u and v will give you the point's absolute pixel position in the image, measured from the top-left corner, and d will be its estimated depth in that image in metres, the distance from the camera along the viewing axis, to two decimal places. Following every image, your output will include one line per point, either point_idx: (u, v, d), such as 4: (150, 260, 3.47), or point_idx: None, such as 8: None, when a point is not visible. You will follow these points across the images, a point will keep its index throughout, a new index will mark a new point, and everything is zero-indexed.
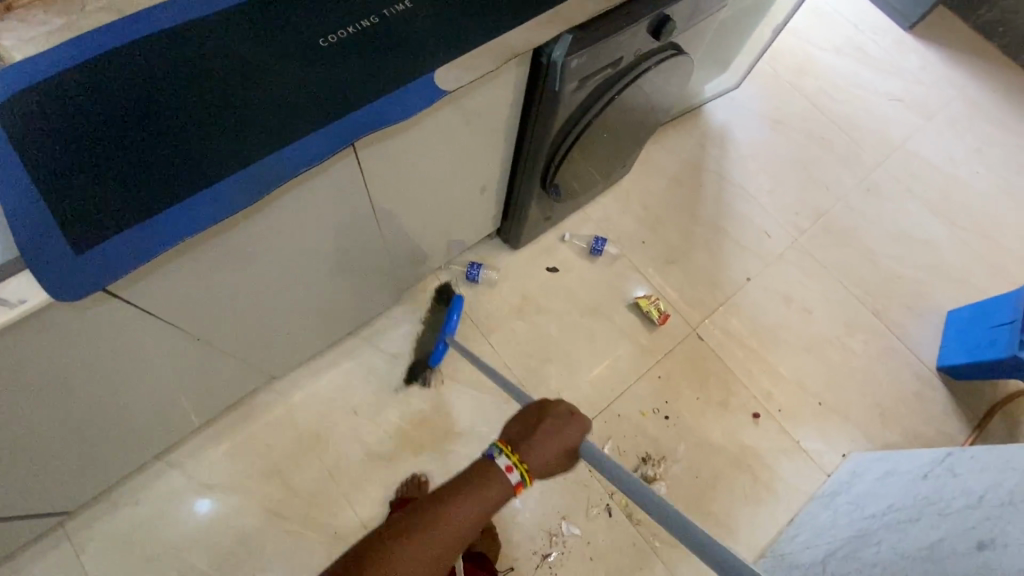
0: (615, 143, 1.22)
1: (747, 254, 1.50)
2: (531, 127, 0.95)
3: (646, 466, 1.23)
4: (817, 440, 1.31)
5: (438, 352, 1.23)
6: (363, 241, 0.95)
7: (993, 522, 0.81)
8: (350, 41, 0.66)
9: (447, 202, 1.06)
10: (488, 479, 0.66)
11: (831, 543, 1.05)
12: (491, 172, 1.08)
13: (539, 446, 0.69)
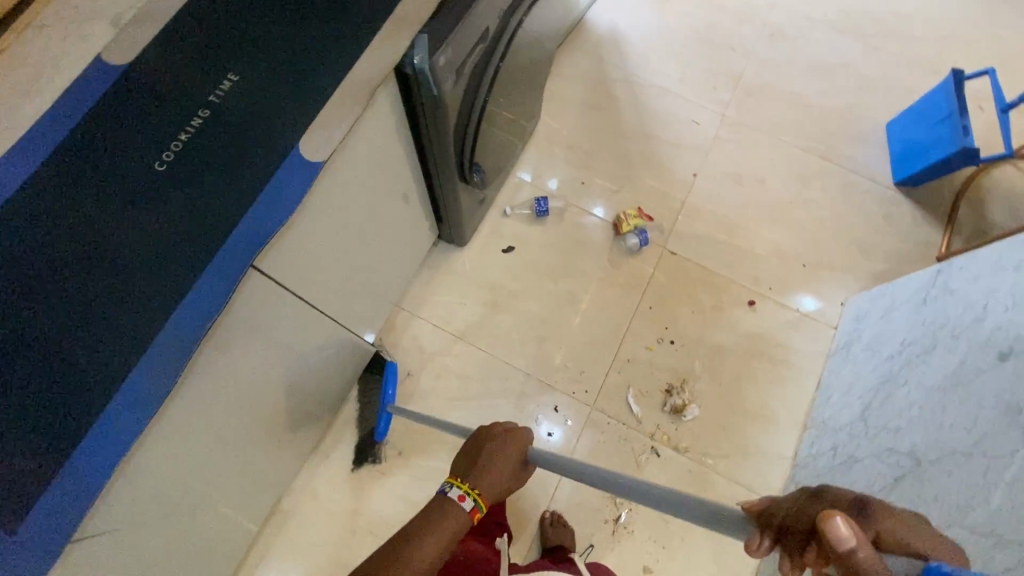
0: (514, 102, 1.14)
1: (685, 150, 1.46)
2: (426, 135, 0.87)
3: (672, 396, 1.23)
4: (814, 300, 1.33)
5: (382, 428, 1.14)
6: (312, 323, 0.87)
7: (1004, 329, 0.84)
8: (191, 152, 0.55)
9: (376, 240, 0.98)
10: (444, 514, 0.72)
11: (863, 396, 1.09)
12: (406, 191, 0.99)
13: (484, 469, 0.75)
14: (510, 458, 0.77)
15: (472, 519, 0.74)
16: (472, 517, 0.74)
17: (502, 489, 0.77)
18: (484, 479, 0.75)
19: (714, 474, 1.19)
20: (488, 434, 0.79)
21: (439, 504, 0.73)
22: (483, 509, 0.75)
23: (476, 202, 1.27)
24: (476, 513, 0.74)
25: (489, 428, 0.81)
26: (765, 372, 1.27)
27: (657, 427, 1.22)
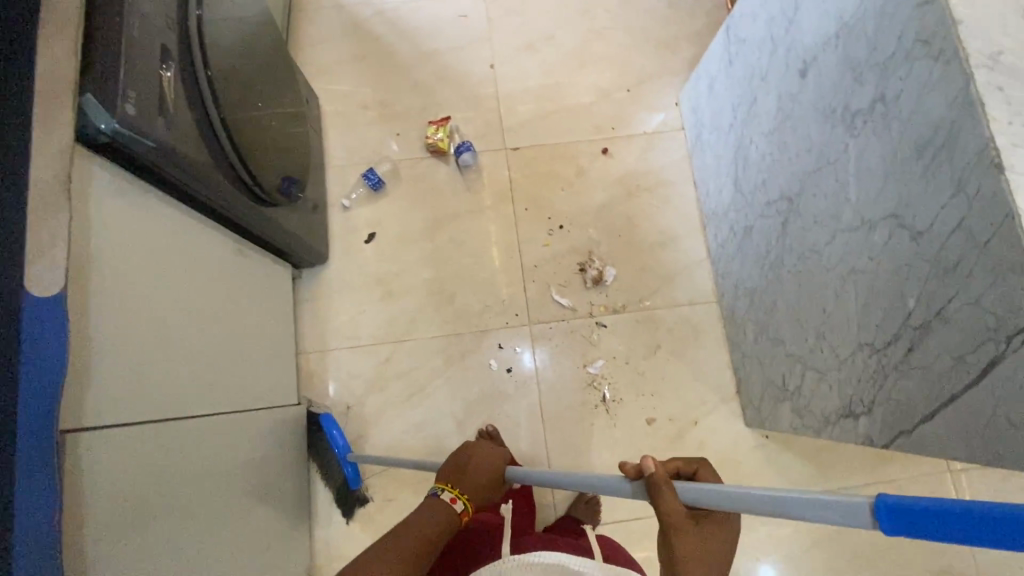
0: (272, 98, 1.03)
1: (470, 46, 1.38)
2: (189, 190, 0.77)
3: (587, 270, 1.25)
4: (654, 114, 1.35)
5: (350, 471, 1.11)
6: (216, 428, 0.80)
7: (795, 46, 0.88)
8: None
9: (227, 313, 0.89)
10: (435, 508, 0.85)
11: (729, 173, 1.14)
12: (221, 248, 0.89)
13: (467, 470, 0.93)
14: (490, 457, 0.95)
15: (464, 518, 0.87)
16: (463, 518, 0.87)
17: (489, 487, 0.92)
18: (473, 478, 0.92)
19: (657, 311, 1.25)
20: (474, 446, 0.99)
21: (438, 502, 0.86)
22: (470, 512, 0.88)
23: (305, 212, 1.17)
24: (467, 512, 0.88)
25: (474, 442, 1.01)
26: (650, 201, 1.31)
27: (591, 303, 1.25)
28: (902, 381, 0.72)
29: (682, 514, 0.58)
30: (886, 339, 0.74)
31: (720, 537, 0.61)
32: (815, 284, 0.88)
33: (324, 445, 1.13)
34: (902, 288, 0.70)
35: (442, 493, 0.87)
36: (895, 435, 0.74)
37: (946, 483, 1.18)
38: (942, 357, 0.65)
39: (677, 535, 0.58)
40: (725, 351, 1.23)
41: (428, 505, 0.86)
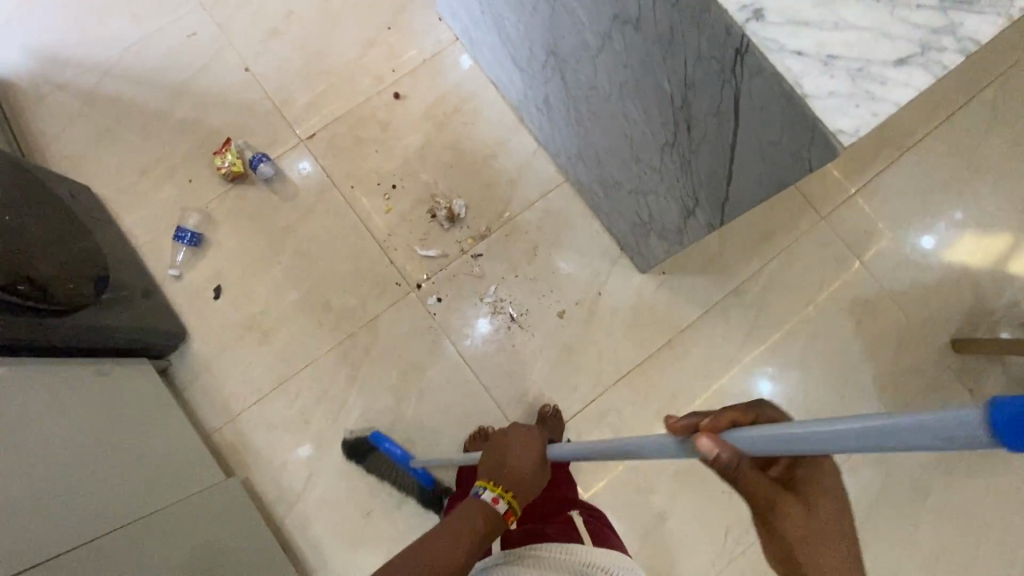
0: (32, 200, 0.93)
1: (214, 62, 1.29)
2: None
3: (438, 213, 1.23)
4: (423, 37, 1.31)
5: (421, 474, 1.13)
6: (101, 555, 0.76)
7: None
8: None
9: (65, 441, 0.83)
10: (475, 513, 0.73)
11: (506, 57, 1.13)
12: (27, 381, 0.82)
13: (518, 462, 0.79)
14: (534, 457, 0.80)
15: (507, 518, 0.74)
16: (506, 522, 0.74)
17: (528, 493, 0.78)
18: (518, 480, 0.78)
19: (519, 217, 1.25)
20: (517, 437, 0.84)
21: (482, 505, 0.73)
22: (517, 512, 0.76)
23: (130, 300, 1.08)
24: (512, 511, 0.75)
25: (506, 428, 0.87)
26: (462, 119, 1.28)
27: (460, 240, 1.23)
28: (699, 159, 0.75)
29: (770, 491, 0.51)
30: (672, 130, 0.77)
31: (825, 502, 0.52)
32: (609, 116, 0.90)
33: (379, 463, 1.14)
34: (656, 78, 0.72)
35: (483, 493, 0.75)
36: (721, 208, 0.78)
37: (824, 229, 1.27)
38: (708, 119, 0.68)
39: (778, 511, 0.51)
40: (594, 218, 1.25)
41: (468, 507, 0.73)
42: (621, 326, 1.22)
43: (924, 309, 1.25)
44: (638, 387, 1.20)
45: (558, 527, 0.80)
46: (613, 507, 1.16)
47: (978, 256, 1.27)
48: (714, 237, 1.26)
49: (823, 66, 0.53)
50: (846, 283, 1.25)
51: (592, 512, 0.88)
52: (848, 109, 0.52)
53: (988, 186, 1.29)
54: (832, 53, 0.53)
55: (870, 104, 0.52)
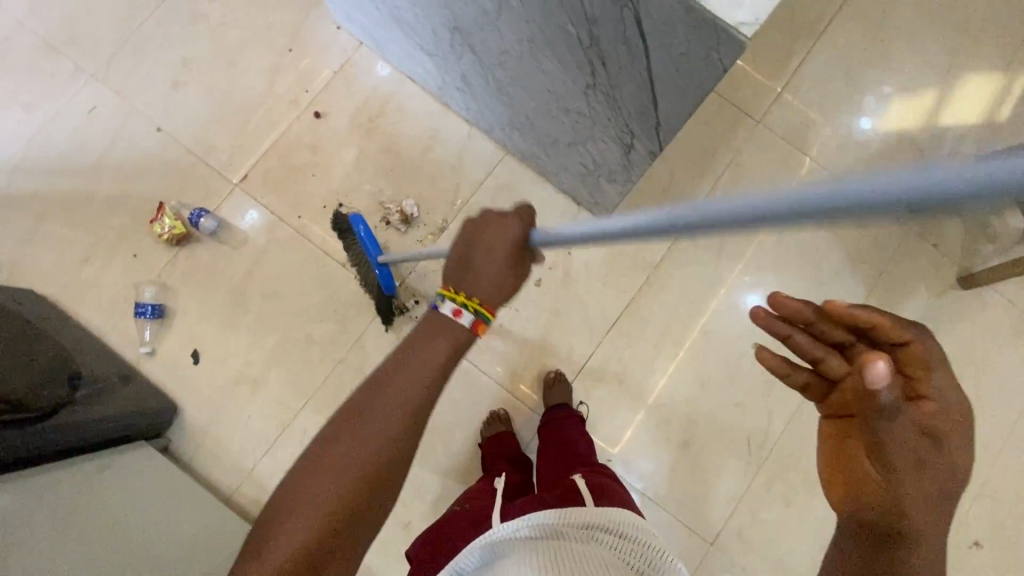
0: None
1: (124, 131, 1.25)
2: None
3: (392, 218, 1.21)
4: (327, 50, 1.28)
5: (385, 277, 1.12)
6: None
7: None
8: None
9: (85, 539, 0.81)
10: (436, 329, 0.73)
11: (413, 46, 1.11)
12: (27, 499, 0.80)
13: (483, 282, 0.74)
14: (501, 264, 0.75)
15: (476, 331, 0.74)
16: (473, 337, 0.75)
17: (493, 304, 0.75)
18: (480, 293, 0.74)
19: (471, 200, 1.24)
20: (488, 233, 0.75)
21: (447, 319, 0.72)
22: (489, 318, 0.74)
23: (108, 389, 1.05)
24: (478, 321, 0.74)
25: (478, 220, 0.77)
26: (389, 120, 1.26)
27: (420, 238, 1.22)
28: (623, 92, 0.76)
29: (902, 446, 0.51)
30: (589, 71, 0.77)
31: (948, 481, 0.52)
32: (527, 75, 0.90)
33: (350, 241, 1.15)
34: (560, 24, 0.72)
35: (448, 306, 0.73)
36: (656, 132, 0.80)
37: (763, 131, 1.29)
38: (619, 50, 0.69)
39: (899, 465, 0.51)
40: (543, 181, 1.25)
41: (425, 346, 0.71)
42: (598, 278, 1.24)
43: None
44: (630, 330, 1.22)
45: (560, 491, 0.70)
46: (638, 449, 1.19)
47: (910, 118, 1.31)
48: (662, 168, 1.28)
49: None
50: (797, 177, 1.28)
51: (605, 472, 0.82)
52: None
53: (901, 50, 1.33)
54: None
55: None
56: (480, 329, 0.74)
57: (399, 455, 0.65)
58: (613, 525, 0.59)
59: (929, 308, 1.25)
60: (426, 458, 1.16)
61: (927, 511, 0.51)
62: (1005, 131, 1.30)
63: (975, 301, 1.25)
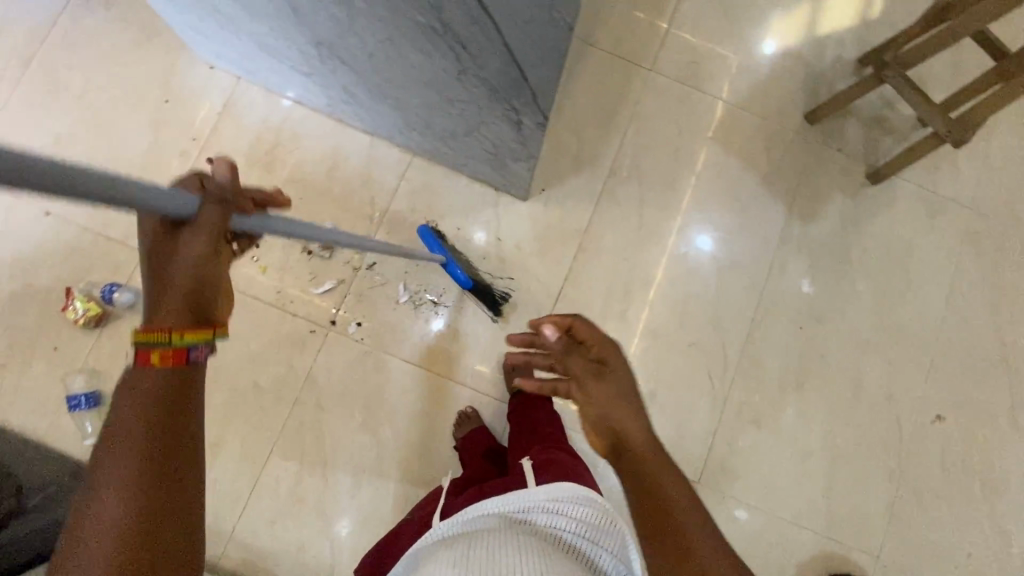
0: None
1: (10, 223, 1.18)
2: None
3: (313, 247, 1.18)
4: (205, 92, 1.24)
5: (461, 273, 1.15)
6: None
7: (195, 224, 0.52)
8: None
9: None
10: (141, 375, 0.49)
11: (288, 69, 1.08)
12: None
13: (166, 286, 0.52)
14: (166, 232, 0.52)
15: (155, 364, 0.49)
16: (179, 375, 0.50)
17: (182, 308, 0.52)
18: (161, 316, 0.51)
19: (389, 210, 1.22)
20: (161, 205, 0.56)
21: (129, 376, 0.49)
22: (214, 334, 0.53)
23: (59, 494, 1.01)
24: (153, 352, 0.49)
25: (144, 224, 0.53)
26: (286, 149, 1.23)
27: (347, 260, 1.19)
28: (491, 70, 0.76)
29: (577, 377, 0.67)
30: (454, 57, 0.76)
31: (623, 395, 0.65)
32: (401, 74, 0.88)
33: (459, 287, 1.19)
34: (409, 17, 0.71)
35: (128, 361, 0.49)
36: (535, 102, 0.80)
37: (657, 77, 1.31)
38: (472, 31, 0.68)
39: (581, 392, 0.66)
40: (456, 175, 1.24)
41: (129, 379, 0.49)
42: (532, 257, 1.24)
43: (770, 102, 1.32)
44: (575, 300, 1.23)
45: (509, 481, 0.72)
46: None
47: (789, 34, 1.35)
48: (569, 135, 1.28)
49: None
50: (699, 114, 1.31)
51: (562, 449, 0.83)
52: None
53: None
54: None
55: None
56: (161, 360, 0.49)
57: (179, 497, 0.46)
58: (540, 502, 0.59)
59: (847, 210, 1.30)
60: (405, 474, 1.14)
61: (620, 412, 0.63)
62: (878, 27, 1.36)
63: (887, 193, 1.31)
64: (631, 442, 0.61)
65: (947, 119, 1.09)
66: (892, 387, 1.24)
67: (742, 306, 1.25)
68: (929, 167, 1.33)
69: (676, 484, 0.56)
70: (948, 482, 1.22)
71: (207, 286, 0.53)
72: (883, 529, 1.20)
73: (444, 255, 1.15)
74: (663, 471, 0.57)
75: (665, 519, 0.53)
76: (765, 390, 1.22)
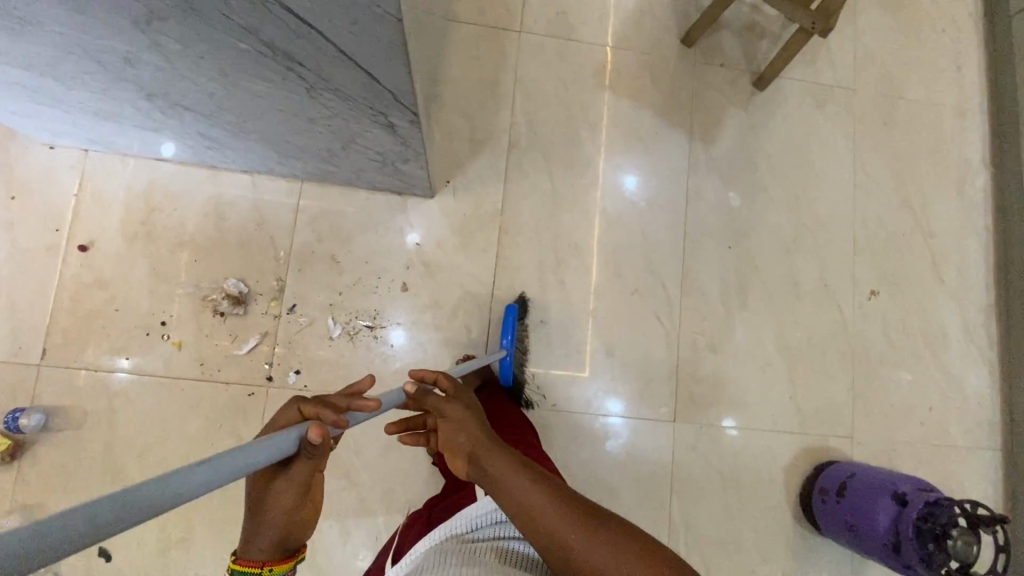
0: None
1: None
2: None
3: (225, 307, 1.10)
4: (54, 175, 1.11)
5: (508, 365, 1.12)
6: None
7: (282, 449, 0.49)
8: None
9: None
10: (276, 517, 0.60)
11: (134, 128, 0.98)
12: None
13: (261, 524, 0.59)
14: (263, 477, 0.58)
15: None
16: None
17: (272, 544, 0.60)
18: (251, 549, 0.60)
19: (294, 247, 1.15)
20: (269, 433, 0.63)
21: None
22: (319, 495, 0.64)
23: None
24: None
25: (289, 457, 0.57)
26: (164, 212, 1.12)
27: (264, 310, 1.12)
28: (340, 81, 0.70)
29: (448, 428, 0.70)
30: (297, 77, 0.70)
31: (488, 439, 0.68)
32: (252, 104, 0.81)
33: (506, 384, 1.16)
34: (230, 46, 0.64)
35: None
36: (398, 101, 0.75)
37: (530, 37, 1.27)
38: (301, 45, 0.62)
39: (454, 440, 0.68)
40: (355, 190, 1.18)
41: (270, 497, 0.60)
42: (457, 252, 1.20)
43: (646, 34, 1.31)
44: (512, 283, 1.21)
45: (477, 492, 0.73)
46: (575, 382, 1.20)
47: None
48: (459, 119, 1.23)
49: None
50: (581, 63, 1.28)
51: None
52: None
53: None
54: None
55: None
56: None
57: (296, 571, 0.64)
58: (488, 516, 0.65)
59: (745, 121, 1.31)
60: (393, 505, 1.11)
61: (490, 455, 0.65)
62: None
63: (776, 94, 1.33)
64: (484, 466, 0.64)
65: (810, 10, 1.09)
66: (827, 277, 1.29)
67: (672, 242, 1.26)
68: (807, 60, 1.36)
69: (524, 484, 0.60)
70: (897, 350, 1.29)
71: (298, 518, 0.61)
72: (851, 410, 1.26)
73: (507, 348, 1.11)
74: (515, 479, 0.61)
75: (526, 525, 0.58)
76: (714, 315, 1.25)
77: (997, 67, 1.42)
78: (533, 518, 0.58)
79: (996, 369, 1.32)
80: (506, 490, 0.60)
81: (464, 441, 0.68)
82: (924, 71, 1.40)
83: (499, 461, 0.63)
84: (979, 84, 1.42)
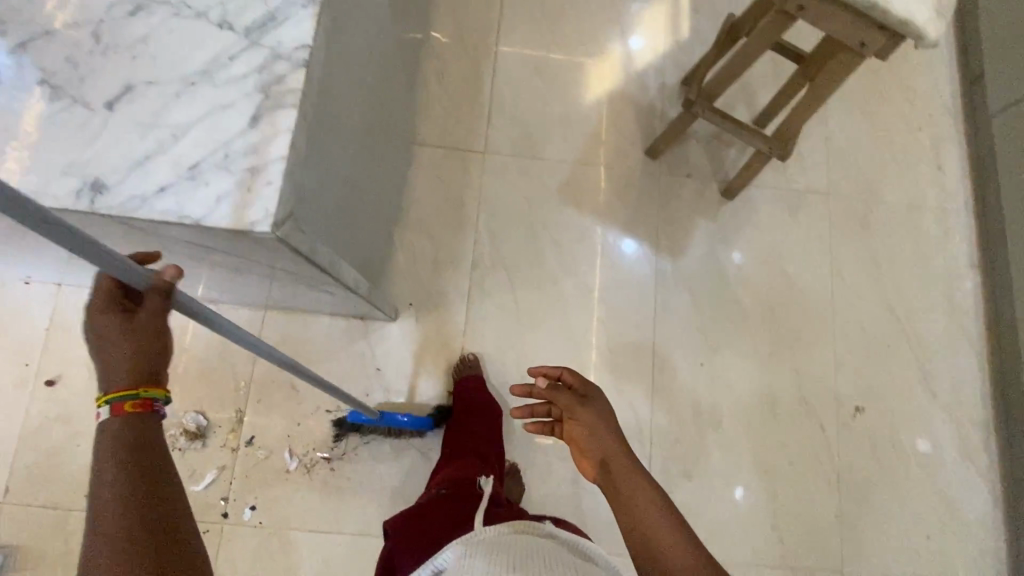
0: None
1: None
2: None
3: (182, 441, 1.10)
4: (29, 310, 1.14)
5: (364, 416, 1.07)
6: None
7: (203, 314, 0.56)
8: None
9: None
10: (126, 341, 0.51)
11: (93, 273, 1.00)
12: None
13: (112, 356, 0.51)
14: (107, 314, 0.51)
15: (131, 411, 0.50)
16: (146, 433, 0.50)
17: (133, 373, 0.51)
18: (113, 378, 0.50)
19: (255, 376, 1.14)
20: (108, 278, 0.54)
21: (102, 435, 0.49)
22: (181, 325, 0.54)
23: None
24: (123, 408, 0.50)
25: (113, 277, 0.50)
26: None
27: (222, 442, 1.11)
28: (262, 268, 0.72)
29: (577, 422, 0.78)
30: (222, 264, 0.72)
31: (614, 444, 0.74)
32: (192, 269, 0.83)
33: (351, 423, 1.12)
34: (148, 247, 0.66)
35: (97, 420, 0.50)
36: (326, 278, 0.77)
37: (493, 156, 1.28)
38: (212, 252, 0.64)
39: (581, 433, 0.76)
40: (317, 316, 1.18)
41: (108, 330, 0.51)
42: (420, 377, 1.18)
43: (609, 148, 1.31)
44: None
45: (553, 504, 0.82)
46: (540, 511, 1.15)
47: (609, 77, 1.34)
48: (423, 240, 1.24)
49: (193, 180, 0.50)
50: (545, 180, 1.29)
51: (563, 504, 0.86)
52: (245, 199, 0.50)
53: (571, 21, 1.36)
54: (191, 163, 0.50)
55: (260, 175, 0.51)
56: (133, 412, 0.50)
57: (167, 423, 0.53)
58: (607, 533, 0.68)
59: (714, 231, 1.29)
60: None
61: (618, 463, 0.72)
62: (692, 45, 1.37)
63: (746, 203, 1.31)
64: (620, 483, 0.71)
65: (765, 136, 1.08)
66: (806, 392, 1.23)
67: (640, 360, 1.22)
68: (778, 166, 1.34)
69: (659, 516, 0.66)
70: (886, 471, 1.21)
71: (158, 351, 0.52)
72: (839, 539, 1.18)
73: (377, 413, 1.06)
74: (651, 504, 0.67)
75: (648, 557, 0.64)
76: (686, 436, 1.19)
77: (979, 166, 1.38)
78: (654, 539, 0.65)
79: (1000, 491, 1.22)
80: (640, 513, 0.67)
81: (597, 448, 0.74)
82: (902, 172, 1.36)
83: (634, 480, 0.70)
84: (963, 183, 1.37)
